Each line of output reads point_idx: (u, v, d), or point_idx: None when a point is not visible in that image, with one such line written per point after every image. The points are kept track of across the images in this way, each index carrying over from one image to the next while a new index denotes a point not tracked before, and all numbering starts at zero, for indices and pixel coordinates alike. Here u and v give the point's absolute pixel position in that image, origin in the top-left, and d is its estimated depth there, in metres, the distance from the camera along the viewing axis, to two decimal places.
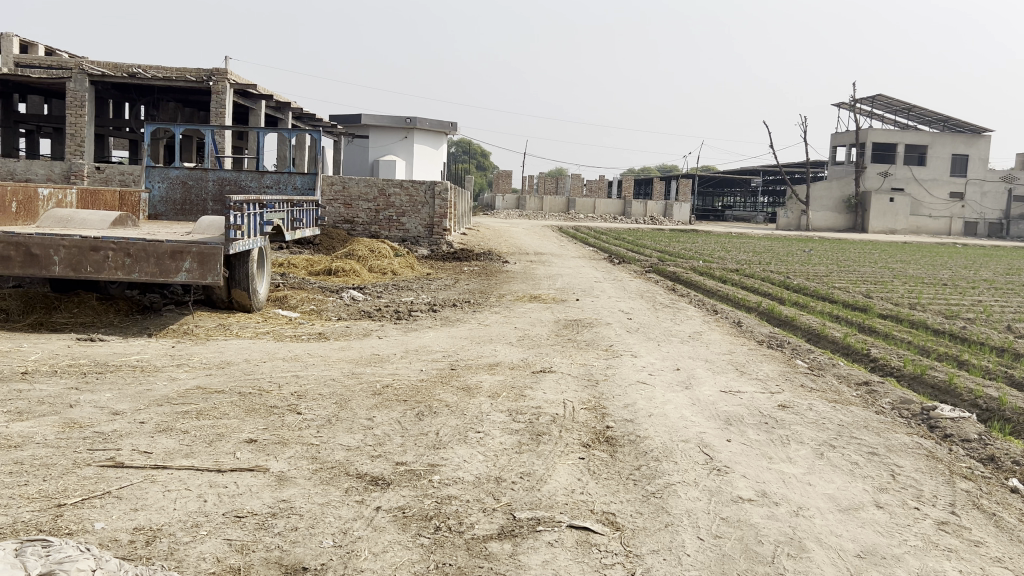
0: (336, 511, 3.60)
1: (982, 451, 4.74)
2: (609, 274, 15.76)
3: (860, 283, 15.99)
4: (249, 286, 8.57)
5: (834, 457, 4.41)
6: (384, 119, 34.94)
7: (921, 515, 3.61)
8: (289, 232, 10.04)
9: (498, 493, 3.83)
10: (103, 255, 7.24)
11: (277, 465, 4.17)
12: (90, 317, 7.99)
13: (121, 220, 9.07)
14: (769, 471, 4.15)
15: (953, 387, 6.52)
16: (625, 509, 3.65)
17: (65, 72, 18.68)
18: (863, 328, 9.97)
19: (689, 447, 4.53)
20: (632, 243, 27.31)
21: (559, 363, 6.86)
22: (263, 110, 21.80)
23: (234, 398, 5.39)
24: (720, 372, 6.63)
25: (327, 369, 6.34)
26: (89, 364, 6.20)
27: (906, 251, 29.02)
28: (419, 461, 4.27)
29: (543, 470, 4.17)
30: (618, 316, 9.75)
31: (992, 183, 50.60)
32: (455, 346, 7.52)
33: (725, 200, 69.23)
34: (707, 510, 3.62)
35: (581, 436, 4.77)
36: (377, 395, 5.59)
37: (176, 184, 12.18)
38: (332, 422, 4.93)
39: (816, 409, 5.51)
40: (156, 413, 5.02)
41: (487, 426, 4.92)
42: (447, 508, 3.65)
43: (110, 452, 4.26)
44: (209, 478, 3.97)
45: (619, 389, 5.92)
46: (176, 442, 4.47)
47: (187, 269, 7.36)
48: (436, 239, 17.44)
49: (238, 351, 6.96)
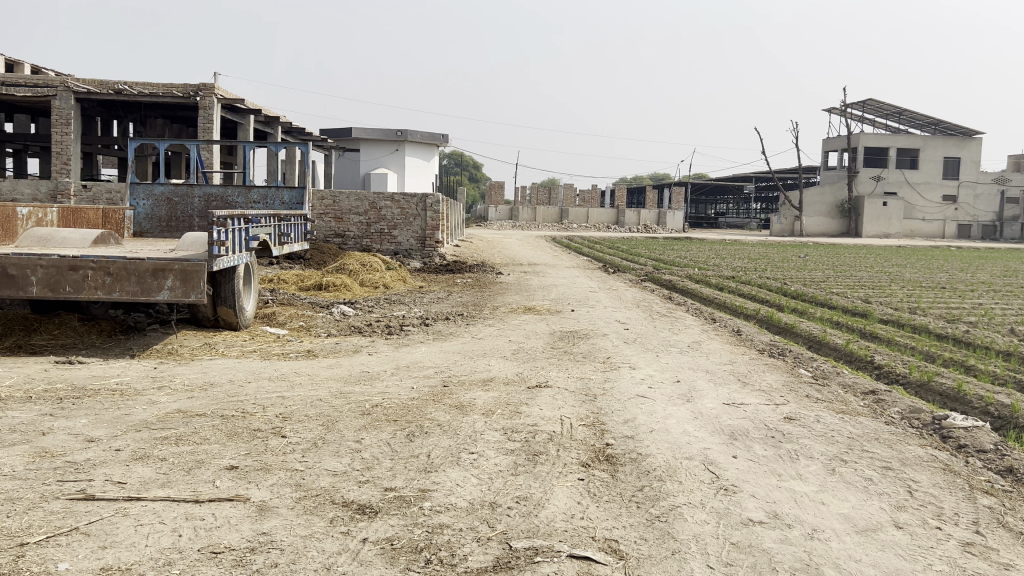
0: (319, 544, 3.36)
1: (1000, 462, 4.53)
2: (605, 284, 15.57)
3: (858, 288, 15.81)
4: (236, 303, 8.34)
5: (846, 472, 4.19)
6: (375, 132, 34.76)
7: (945, 535, 3.39)
8: (277, 247, 9.83)
9: (494, 520, 3.60)
10: (82, 274, 7.00)
11: (258, 494, 3.93)
12: (71, 339, 7.74)
13: (103, 239, 8.84)
14: (779, 489, 3.93)
15: (963, 395, 6.32)
16: (628, 535, 3.42)
17: (50, 90, 18.43)
18: (864, 334, 9.78)
19: (694, 465, 4.31)
20: (626, 251, 27.12)
21: (555, 377, 6.62)
22: (251, 124, 21.59)
23: (216, 422, 5.15)
24: (722, 384, 6.40)
25: (315, 389, 6.09)
26: (65, 389, 5.93)
27: (902, 256, 28.98)
28: (409, 486, 4.03)
29: (540, 493, 3.93)
30: (614, 327, 9.54)
31: (985, 185, 50.88)
32: (446, 361, 7.30)
33: (717, 208, 69.37)
34: (715, 535, 3.40)
35: (579, 455, 4.54)
36: (366, 416, 5.35)
37: (161, 201, 11.92)
38: (319, 446, 4.69)
39: (823, 421, 5.29)
40: (133, 439, 4.77)
41: (481, 446, 4.69)
42: (438, 538, 3.42)
43: (81, 483, 4.01)
44: (186, 509, 3.73)
45: (619, 404, 5.70)
46: (153, 471, 4.22)
47: (170, 287, 7.11)
48: (429, 251, 17.18)
49: (223, 371, 6.72)
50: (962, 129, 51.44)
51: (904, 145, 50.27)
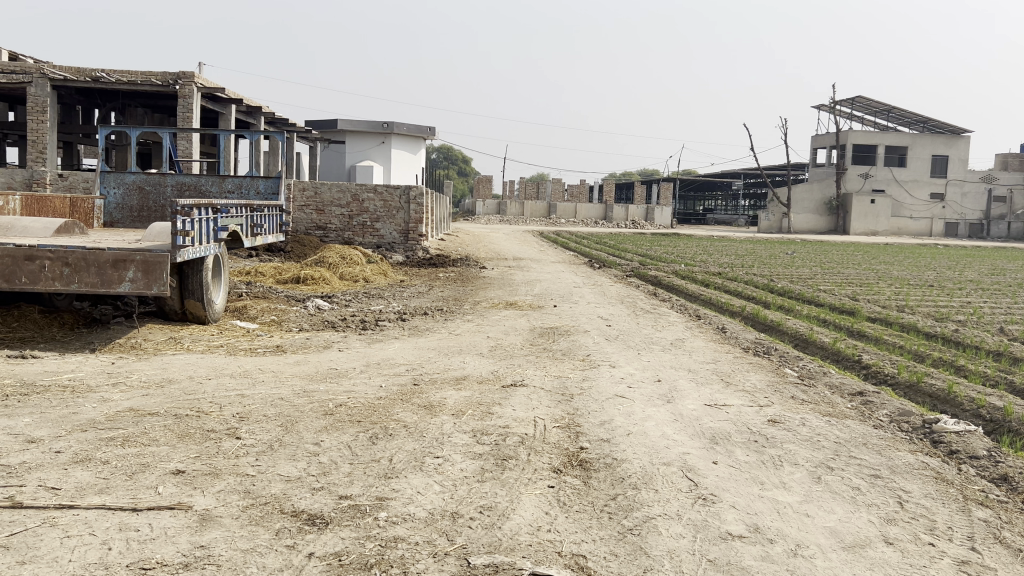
0: (261, 560, 3.08)
1: (993, 470, 4.31)
2: (590, 279, 15.36)
3: (845, 286, 15.62)
4: (204, 296, 8.01)
5: (833, 481, 3.95)
6: (361, 123, 34.25)
7: (938, 553, 3.15)
8: (249, 239, 9.51)
9: (454, 533, 3.33)
10: (38, 264, 6.65)
11: (202, 502, 3.63)
12: (29, 332, 7.40)
13: (66, 228, 8.51)
14: (762, 500, 3.68)
15: (953, 396, 6.11)
16: (598, 550, 3.16)
17: (25, 76, 17.94)
18: (852, 333, 9.54)
19: (671, 472, 4.05)
20: (611, 247, 26.86)
21: (532, 375, 6.36)
22: (233, 113, 21.15)
23: (168, 422, 4.84)
24: (705, 385, 6.14)
25: (278, 387, 5.80)
26: (13, 385, 5.61)
27: (888, 253, 28.96)
28: (366, 494, 3.75)
29: (506, 503, 3.66)
30: (596, 324, 9.26)
31: (972, 184, 50.98)
32: (420, 358, 7.02)
33: (706, 204, 69.29)
34: (692, 550, 3.14)
35: (552, 460, 4.28)
36: (328, 416, 5.07)
37: (132, 190, 11.56)
38: (274, 448, 4.40)
39: (809, 424, 5.04)
40: (76, 440, 4.46)
41: (447, 450, 4.41)
42: (391, 553, 3.14)
43: (10, 490, 3.71)
44: (121, 519, 3.44)
45: (596, 405, 5.43)
46: (92, 476, 3.92)
47: (131, 279, 6.76)
48: (412, 244, 16.86)
49: (184, 367, 6.41)
50: (950, 128, 51.51)
51: (893, 142, 50.22)
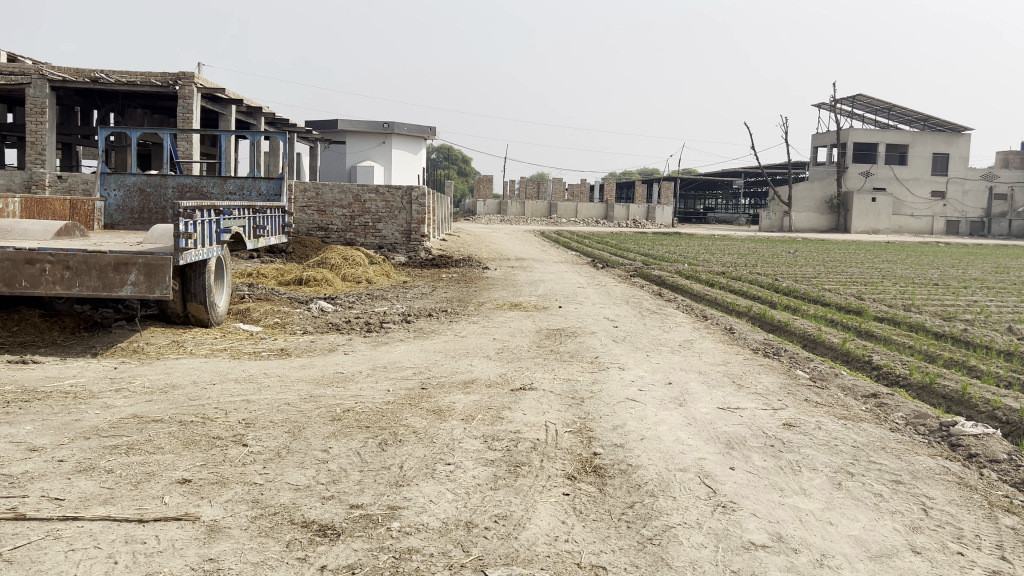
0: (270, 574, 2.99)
1: (1015, 475, 4.22)
2: (593, 280, 15.24)
3: (850, 285, 15.52)
4: (207, 299, 7.92)
5: (854, 487, 3.86)
6: (361, 124, 34.15)
7: (968, 563, 3.07)
8: (252, 241, 9.43)
9: (469, 544, 3.25)
10: (40, 268, 6.56)
11: (209, 513, 3.55)
12: (30, 336, 7.31)
13: (66, 230, 8.42)
14: (782, 507, 3.59)
15: (967, 398, 6.02)
16: (618, 561, 3.08)
17: (24, 77, 17.83)
18: (861, 333, 9.45)
19: (689, 479, 3.97)
20: (614, 247, 26.72)
21: (541, 378, 6.27)
22: (232, 114, 21.02)
23: (173, 429, 4.76)
24: (716, 387, 6.05)
25: (284, 392, 5.71)
26: (14, 391, 5.52)
27: (891, 252, 28.83)
28: (377, 503, 3.66)
29: (521, 512, 3.57)
30: (603, 325, 9.17)
31: (973, 181, 50.79)
32: (427, 361, 6.93)
33: (707, 203, 69.12)
34: (714, 561, 3.06)
35: (565, 466, 4.20)
36: (336, 421, 4.99)
37: (133, 192, 11.48)
38: (282, 456, 4.32)
39: (824, 428, 4.96)
40: (79, 449, 4.37)
41: (458, 457, 4.33)
42: (405, 565, 3.06)
43: (13, 501, 3.62)
44: (127, 531, 3.35)
45: (607, 408, 5.35)
46: (97, 485, 3.84)
47: (133, 282, 6.67)
48: (414, 245, 16.76)
49: (187, 371, 6.31)
50: (951, 125, 51.33)
51: (893, 140, 50.09)
